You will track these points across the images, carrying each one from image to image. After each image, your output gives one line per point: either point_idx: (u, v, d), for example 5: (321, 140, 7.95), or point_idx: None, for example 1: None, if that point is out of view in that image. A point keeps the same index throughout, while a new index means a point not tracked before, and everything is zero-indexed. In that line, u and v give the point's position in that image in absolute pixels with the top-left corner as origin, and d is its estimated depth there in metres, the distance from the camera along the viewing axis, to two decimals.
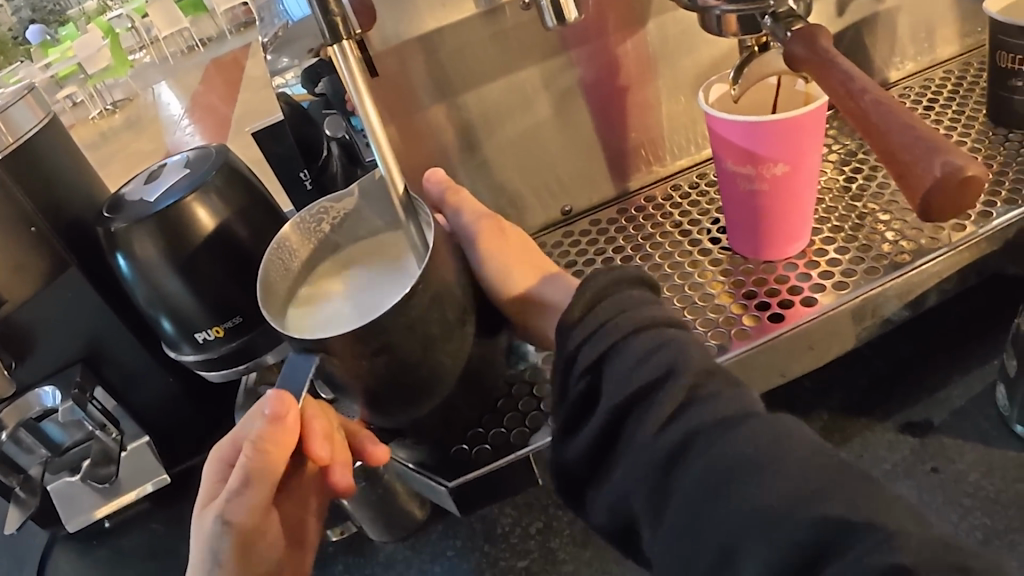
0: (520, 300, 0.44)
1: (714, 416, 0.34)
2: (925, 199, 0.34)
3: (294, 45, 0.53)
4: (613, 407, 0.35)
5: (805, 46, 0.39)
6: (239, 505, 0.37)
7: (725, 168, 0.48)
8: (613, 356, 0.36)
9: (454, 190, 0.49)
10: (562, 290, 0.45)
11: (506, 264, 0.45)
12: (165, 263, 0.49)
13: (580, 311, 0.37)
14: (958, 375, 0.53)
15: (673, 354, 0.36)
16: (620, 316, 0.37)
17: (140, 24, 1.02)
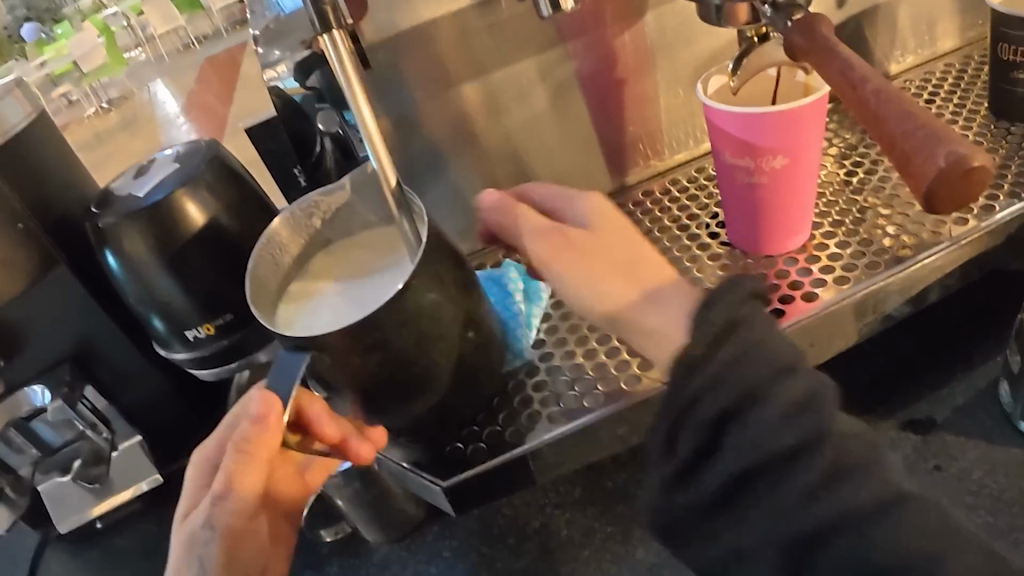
0: (626, 330, 0.37)
1: (882, 507, 0.30)
2: (928, 190, 0.33)
3: (286, 38, 0.53)
4: (733, 474, 0.31)
5: (803, 35, 0.39)
6: (224, 509, 0.38)
7: (723, 161, 0.47)
8: (752, 412, 0.31)
9: (508, 206, 0.40)
10: (672, 312, 0.36)
11: (596, 289, 0.37)
12: (155, 259, 0.48)
13: (705, 347, 0.32)
14: (960, 371, 0.53)
15: (815, 414, 0.31)
16: (753, 351, 0.32)
17: (135, 22, 1.01)
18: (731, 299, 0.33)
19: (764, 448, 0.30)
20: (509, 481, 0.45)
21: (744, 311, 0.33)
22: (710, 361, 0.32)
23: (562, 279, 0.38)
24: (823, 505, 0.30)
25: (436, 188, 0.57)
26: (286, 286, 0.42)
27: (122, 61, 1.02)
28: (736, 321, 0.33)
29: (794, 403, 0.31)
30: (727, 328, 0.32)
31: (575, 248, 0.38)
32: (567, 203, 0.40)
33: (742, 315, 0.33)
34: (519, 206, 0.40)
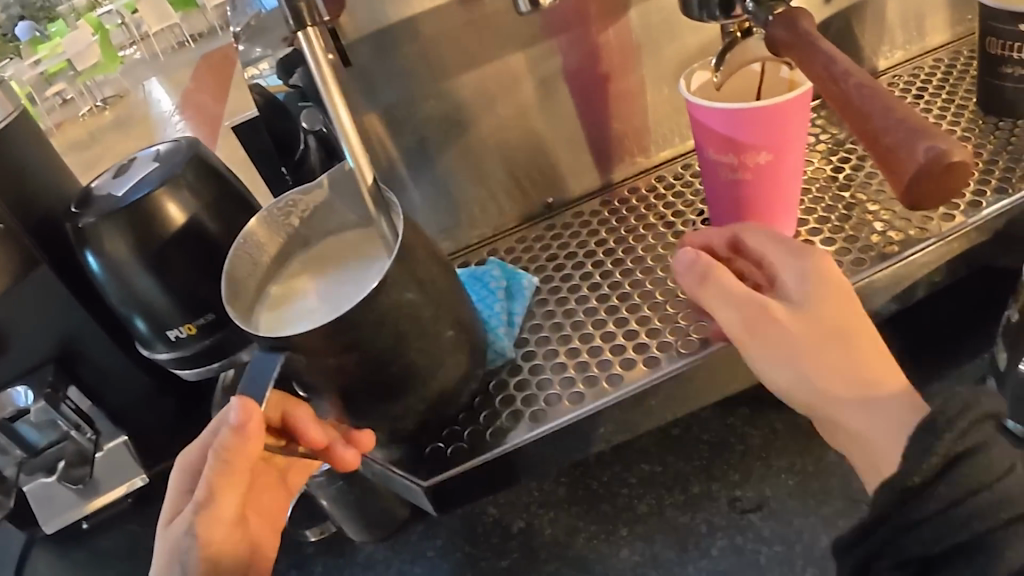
0: (822, 417, 0.38)
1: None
2: (910, 184, 0.32)
3: (268, 35, 0.53)
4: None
5: (786, 29, 0.38)
6: (206, 516, 0.38)
7: (707, 157, 0.46)
8: (971, 556, 0.30)
9: (710, 270, 0.40)
10: (883, 417, 0.36)
11: (793, 377, 0.38)
12: (135, 259, 0.48)
13: (926, 476, 0.31)
14: (948, 368, 0.53)
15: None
16: (995, 489, 0.30)
17: (130, 20, 1.04)
18: (964, 433, 0.31)
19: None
20: (492, 480, 0.44)
21: (974, 442, 0.31)
22: (933, 494, 0.31)
23: (754, 357, 0.39)
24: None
25: (421, 186, 0.56)
26: (264, 287, 0.42)
27: (116, 60, 1.03)
28: (958, 458, 0.31)
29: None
30: (958, 457, 0.31)
31: (784, 328, 0.38)
32: (795, 266, 0.39)
33: (967, 454, 0.31)
34: (719, 270, 0.40)
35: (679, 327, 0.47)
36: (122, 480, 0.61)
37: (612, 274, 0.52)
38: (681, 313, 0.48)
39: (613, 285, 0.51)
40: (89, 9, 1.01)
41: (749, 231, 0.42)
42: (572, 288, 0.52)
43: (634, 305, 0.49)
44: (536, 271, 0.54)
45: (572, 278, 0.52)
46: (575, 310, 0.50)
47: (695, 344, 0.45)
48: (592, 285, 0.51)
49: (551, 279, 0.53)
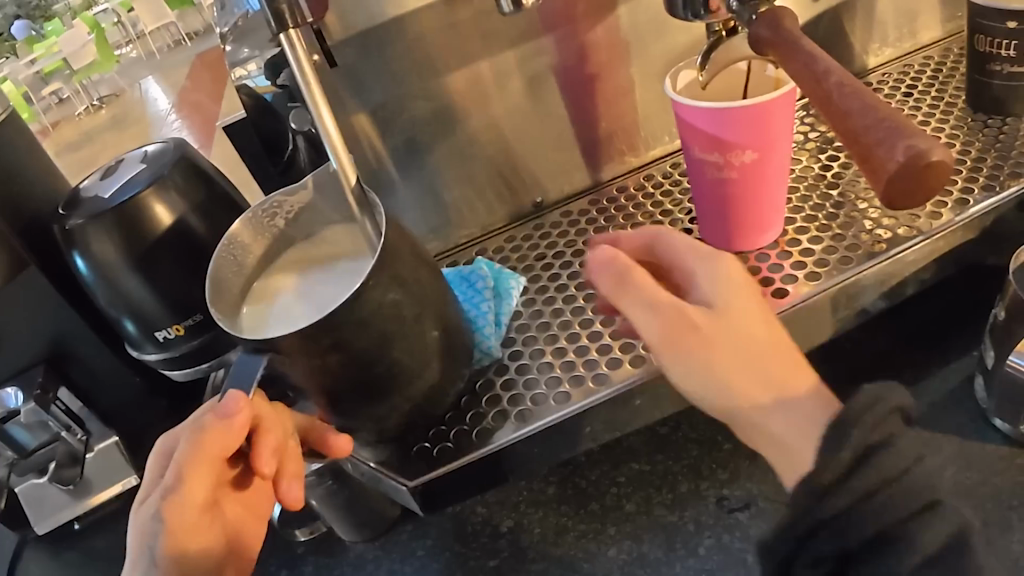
0: (741, 424, 0.36)
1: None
2: (887, 185, 0.32)
3: (253, 36, 0.53)
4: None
5: (768, 28, 0.38)
6: (174, 502, 0.35)
7: (693, 156, 0.46)
8: (891, 549, 0.31)
9: (626, 271, 0.36)
10: (805, 417, 0.34)
11: (717, 383, 0.35)
12: (123, 260, 0.48)
13: (836, 475, 0.31)
14: (935, 367, 0.53)
15: (956, 556, 0.31)
16: (903, 477, 0.31)
17: (126, 18, 1.03)
18: (870, 426, 0.32)
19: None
20: (480, 480, 0.44)
21: (882, 436, 0.32)
22: (845, 489, 0.31)
23: (675, 366, 0.35)
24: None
25: (409, 186, 0.56)
26: (249, 288, 0.42)
27: (112, 60, 1.02)
28: (869, 451, 0.32)
29: (935, 546, 0.31)
30: (871, 450, 0.32)
31: (705, 334, 0.35)
32: (707, 270, 0.37)
33: (877, 446, 0.32)
34: (637, 271, 0.36)
35: None
36: (116, 478, 0.60)
37: None
38: None
39: None
40: (83, 8, 1.01)
41: (662, 233, 0.39)
42: (560, 287, 0.52)
43: None
44: (524, 271, 0.54)
45: (560, 278, 0.52)
46: (562, 309, 0.50)
47: None
48: (580, 284, 0.51)
49: (539, 279, 0.53)
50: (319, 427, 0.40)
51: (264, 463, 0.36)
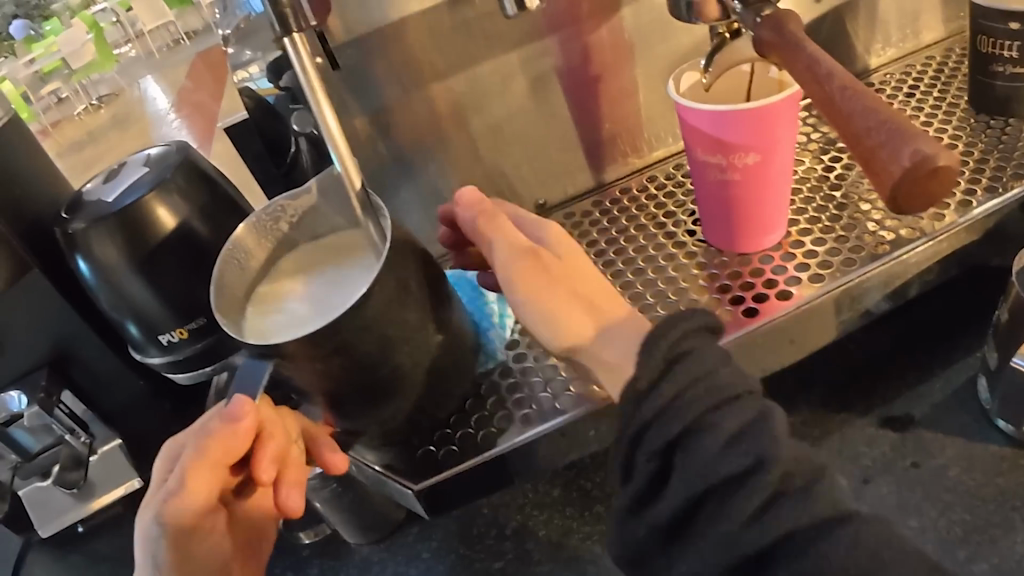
0: (581, 355, 0.40)
1: (796, 509, 0.33)
2: (893, 189, 0.32)
3: (254, 38, 0.53)
4: (693, 492, 0.34)
5: (771, 30, 0.38)
6: (173, 506, 0.35)
7: (696, 158, 0.46)
8: (698, 440, 0.34)
9: (488, 215, 0.42)
10: (625, 339, 0.39)
11: (554, 316, 0.40)
12: (126, 264, 0.48)
13: (652, 378, 0.36)
14: (938, 368, 0.54)
15: (759, 436, 0.34)
16: (710, 377, 0.36)
17: (125, 18, 1.03)
18: (674, 335, 0.37)
19: (711, 471, 0.34)
20: (485, 482, 0.44)
21: (687, 347, 0.37)
22: (656, 393, 0.36)
23: (523, 302, 0.40)
24: (767, 516, 0.33)
25: (412, 188, 0.56)
26: (253, 292, 0.41)
27: (111, 59, 1.02)
28: (678, 358, 0.36)
29: (736, 428, 0.34)
30: (677, 359, 0.36)
31: (549, 272, 0.41)
32: (546, 225, 0.43)
33: (683, 351, 0.36)
34: (495, 215, 0.42)
35: None
36: (120, 480, 0.61)
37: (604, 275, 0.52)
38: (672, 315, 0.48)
39: None
40: (83, 7, 1.00)
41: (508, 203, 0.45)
42: None
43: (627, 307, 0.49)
44: None
45: None
46: None
47: None
48: None
49: None
50: (323, 434, 0.40)
51: (264, 470, 0.37)
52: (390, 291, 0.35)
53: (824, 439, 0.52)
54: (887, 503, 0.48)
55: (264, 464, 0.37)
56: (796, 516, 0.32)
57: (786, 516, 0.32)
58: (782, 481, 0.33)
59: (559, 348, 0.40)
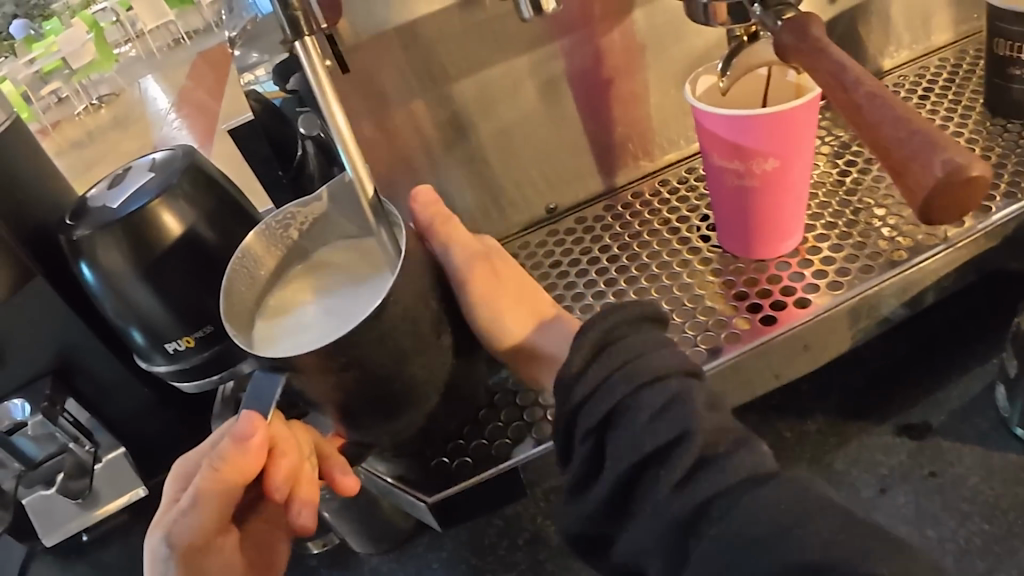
0: (519, 352, 0.44)
1: (719, 474, 0.34)
2: (925, 199, 0.31)
3: (261, 41, 0.52)
4: (625, 468, 0.36)
5: (793, 35, 0.37)
6: (183, 527, 0.35)
7: (712, 163, 0.46)
8: (623, 419, 0.36)
9: (444, 217, 0.45)
10: (560, 333, 0.44)
11: (500, 316, 0.43)
12: (131, 271, 0.47)
13: (582, 364, 0.37)
14: (955, 375, 0.53)
15: (681, 410, 0.36)
16: (637, 361, 0.37)
17: (125, 17, 1.00)
18: (604, 325, 0.38)
19: (640, 445, 0.35)
20: (499, 494, 0.44)
21: (616, 335, 0.38)
22: (584, 380, 0.37)
23: (476, 301, 0.42)
24: (692, 483, 0.34)
25: None
26: (262, 302, 0.40)
27: (112, 59, 1.02)
28: (604, 344, 0.38)
29: (660, 401, 0.36)
30: (602, 348, 0.38)
31: (497, 275, 0.44)
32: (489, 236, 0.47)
33: (613, 339, 0.38)
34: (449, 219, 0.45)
35: (686, 337, 0.46)
36: (125, 489, 0.60)
37: (617, 282, 0.51)
38: (688, 322, 0.47)
39: (617, 293, 0.50)
40: (82, 7, 0.99)
41: None
42: (576, 296, 0.51)
43: None
44: (539, 279, 0.53)
45: (576, 286, 0.52)
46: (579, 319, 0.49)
47: (704, 354, 0.45)
48: (597, 293, 0.51)
49: (554, 288, 0.52)
50: (333, 455, 0.39)
51: (274, 488, 0.36)
52: (405, 302, 0.34)
53: (840, 447, 0.51)
54: (904, 513, 0.48)
55: (274, 484, 0.36)
56: (719, 482, 0.34)
57: (710, 483, 0.34)
58: (704, 449, 0.35)
59: (500, 346, 0.43)
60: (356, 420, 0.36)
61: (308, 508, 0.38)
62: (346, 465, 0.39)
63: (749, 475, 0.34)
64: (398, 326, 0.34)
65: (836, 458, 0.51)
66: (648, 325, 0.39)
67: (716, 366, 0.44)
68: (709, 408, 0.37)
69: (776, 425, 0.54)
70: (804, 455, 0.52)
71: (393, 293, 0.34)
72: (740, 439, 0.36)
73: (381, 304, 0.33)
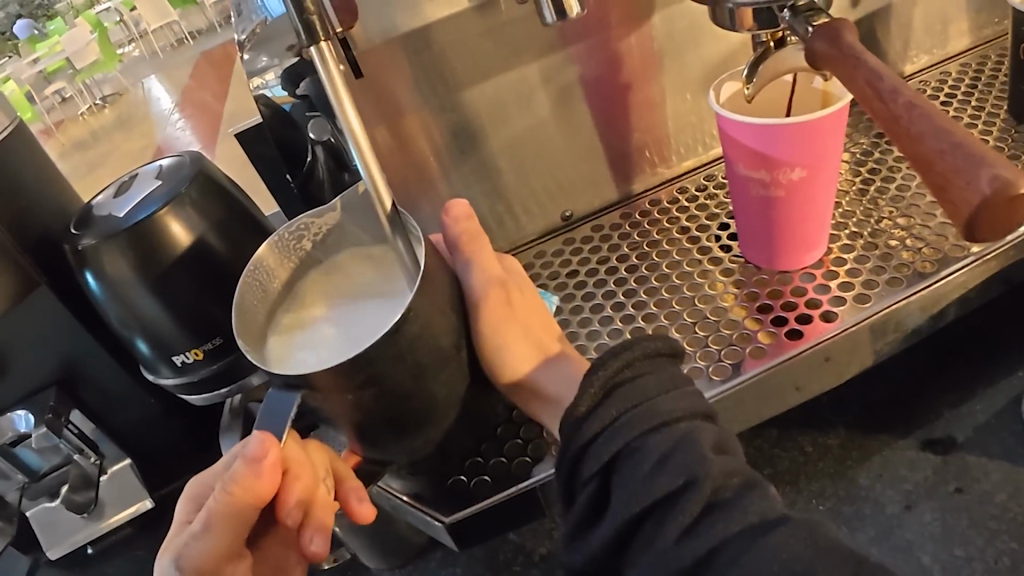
0: (521, 388, 0.41)
1: (727, 520, 0.33)
2: (972, 216, 0.30)
3: (272, 44, 0.50)
4: (630, 514, 0.34)
5: (827, 41, 0.36)
6: (195, 552, 0.33)
7: (736, 171, 0.44)
8: (629, 463, 0.35)
9: (471, 235, 0.42)
10: (568, 376, 0.42)
11: (508, 348, 0.40)
12: (138, 281, 0.46)
13: (590, 404, 0.36)
14: (981, 388, 0.51)
15: (689, 453, 0.34)
16: (647, 404, 0.35)
17: (128, 17, 1.02)
18: (615, 365, 0.36)
19: (644, 493, 0.34)
20: (515, 515, 0.43)
21: (627, 375, 0.36)
22: (596, 417, 0.35)
23: (488, 328, 0.39)
24: (699, 531, 0.33)
25: (433, 200, 0.54)
26: (274, 315, 0.39)
27: (115, 60, 1.02)
28: (614, 386, 0.36)
29: (665, 446, 0.34)
30: (612, 389, 0.36)
31: (512, 305, 0.42)
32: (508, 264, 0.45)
33: (625, 379, 0.36)
34: (477, 239, 0.42)
35: (709, 351, 0.45)
36: (131, 501, 0.59)
37: (637, 293, 0.50)
38: (711, 336, 0.46)
39: (637, 304, 0.49)
40: (86, 7, 0.99)
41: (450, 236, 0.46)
42: (595, 307, 0.50)
43: (662, 326, 0.47)
44: (556, 289, 0.52)
45: (595, 297, 0.51)
46: (599, 332, 0.48)
47: (727, 369, 0.44)
48: (617, 304, 0.50)
49: (572, 299, 0.51)
50: (349, 478, 0.37)
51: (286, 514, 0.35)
52: (423, 319, 0.33)
53: (862, 461, 0.50)
54: (931, 531, 0.46)
55: (287, 510, 0.35)
56: (726, 527, 0.32)
57: (718, 529, 0.32)
58: (711, 495, 0.33)
59: (505, 379, 0.41)
60: (371, 438, 0.35)
61: (321, 534, 0.36)
62: (363, 492, 0.37)
63: (762, 519, 0.32)
64: (416, 342, 0.33)
65: (860, 473, 0.50)
66: (660, 362, 0.37)
67: (718, 394, 0.43)
68: (717, 449, 0.35)
69: (797, 439, 0.52)
70: (826, 471, 0.50)
71: (412, 308, 0.32)
72: (749, 482, 0.34)
73: (400, 320, 0.32)
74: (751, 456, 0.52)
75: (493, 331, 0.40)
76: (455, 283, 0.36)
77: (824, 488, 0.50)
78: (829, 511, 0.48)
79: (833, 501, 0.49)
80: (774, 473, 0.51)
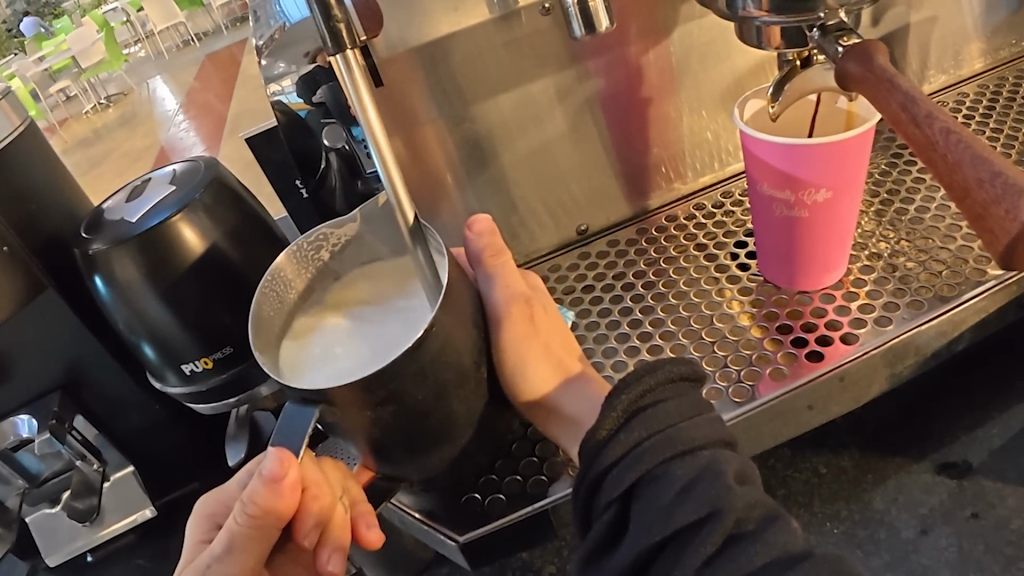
0: (539, 407, 0.41)
1: (750, 552, 0.31)
2: (1012, 245, 0.31)
3: (290, 50, 0.47)
4: (648, 543, 0.33)
5: (859, 64, 0.37)
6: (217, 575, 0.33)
7: (759, 190, 0.44)
8: (649, 491, 0.34)
9: (495, 250, 0.42)
10: (587, 398, 0.41)
11: (527, 367, 0.40)
12: (150, 287, 0.45)
13: (612, 428, 0.35)
14: (995, 411, 0.51)
15: (712, 482, 0.33)
16: (670, 431, 0.35)
17: (134, 18, 1.53)
18: (636, 390, 0.36)
19: (666, 523, 0.33)
20: (527, 536, 0.43)
21: (650, 399, 0.35)
22: (616, 441, 0.35)
23: (509, 345, 0.39)
24: (720, 564, 0.31)
25: (447, 210, 0.53)
26: (290, 326, 0.38)
27: (120, 61, 1.40)
28: (636, 410, 0.35)
29: (686, 475, 0.33)
30: (636, 412, 0.35)
31: (535, 323, 0.42)
32: (531, 280, 0.45)
33: (648, 404, 0.35)
34: (506, 254, 0.42)
35: (729, 372, 0.44)
36: (131, 511, 0.58)
37: (654, 310, 0.49)
38: (731, 355, 0.45)
39: (653, 322, 0.49)
40: (95, 7, 1.49)
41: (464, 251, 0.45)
42: (611, 324, 0.49)
43: (680, 344, 0.46)
44: (571, 305, 0.51)
45: (611, 313, 0.50)
46: (615, 349, 0.48)
47: (747, 391, 0.43)
48: (634, 322, 0.49)
49: (588, 315, 0.50)
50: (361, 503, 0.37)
51: (303, 534, 0.34)
52: (445, 338, 0.32)
53: (877, 485, 0.49)
54: (947, 557, 0.45)
55: (304, 530, 0.34)
56: (750, 560, 0.31)
57: (741, 561, 0.31)
58: (734, 528, 0.32)
59: (523, 398, 0.40)
60: (386, 455, 0.34)
61: (338, 554, 0.36)
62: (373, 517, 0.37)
63: (788, 553, 0.31)
64: (438, 361, 0.32)
65: (874, 497, 0.49)
66: (683, 388, 0.37)
67: (737, 417, 0.42)
68: (739, 479, 0.34)
69: (811, 460, 0.52)
70: (841, 493, 0.50)
71: (435, 325, 0.32)
72: (772, 512, 0.33)
73: (421, 338, 0.31)
74: (764, 477, 0.52)
75: (512, 351, 0.39)
76: (474, 298, 0.35)
77: (838, 511, 0.49)
78: (844, 534, 0.48)
79: (848, 524, 0.48)
80: (787, 495, 0.51)
